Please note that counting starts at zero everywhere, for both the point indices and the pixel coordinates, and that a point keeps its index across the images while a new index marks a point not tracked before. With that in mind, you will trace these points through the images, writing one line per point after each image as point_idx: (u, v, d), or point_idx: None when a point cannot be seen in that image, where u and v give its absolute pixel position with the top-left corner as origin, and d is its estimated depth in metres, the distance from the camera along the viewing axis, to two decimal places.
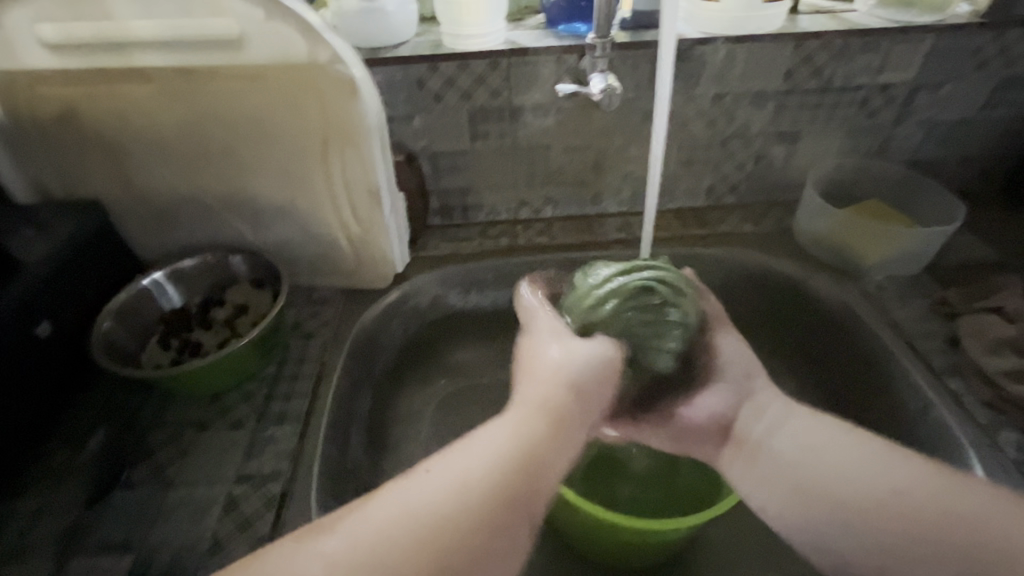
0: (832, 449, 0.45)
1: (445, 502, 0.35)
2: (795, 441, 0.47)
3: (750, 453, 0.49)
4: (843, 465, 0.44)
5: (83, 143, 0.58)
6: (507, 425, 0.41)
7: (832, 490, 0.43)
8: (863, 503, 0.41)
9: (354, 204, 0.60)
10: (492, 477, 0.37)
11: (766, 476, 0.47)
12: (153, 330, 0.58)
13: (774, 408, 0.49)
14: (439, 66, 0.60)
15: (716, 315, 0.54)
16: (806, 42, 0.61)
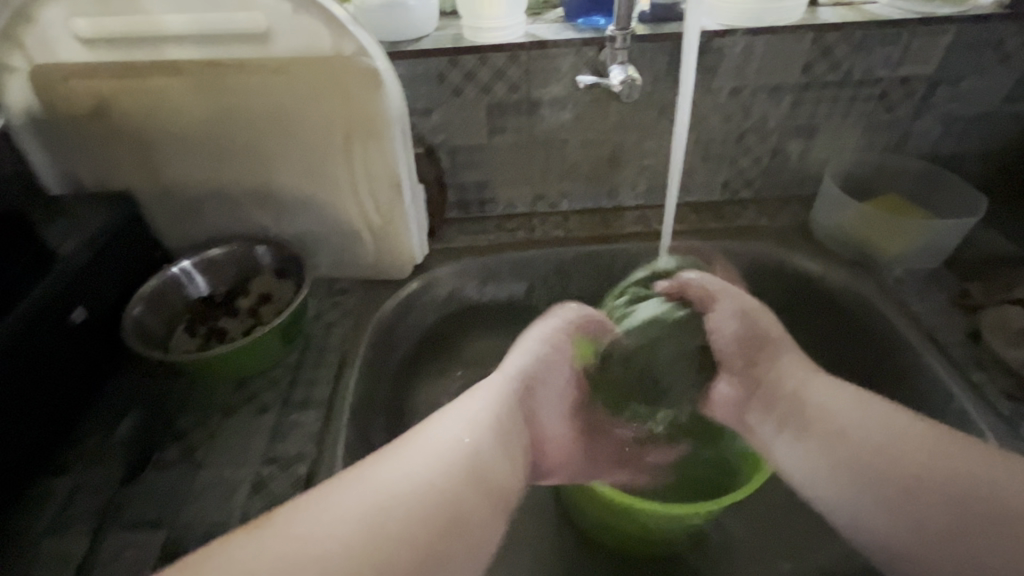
0: (851, 421, 0.49)
1: (434, 476, 0.43)
2: (815, 415, 0.51)
3: (775, 429, 0.54)
4: (863, 436, 0.48)
5: (114, 136, 0.59)
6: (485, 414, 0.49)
7: (856, 463, 0.47)
8: (876, 466, 0.46)
9: (376, 195, 0.61)
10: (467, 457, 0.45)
11: (794, 452, 0.52)
12: (181, 318, 0.59)
13: (790, 384, 0.54)
14: (458, 60, 0.61)
15: (704, 297, 0.56)
16: (825, 35, 0.61)
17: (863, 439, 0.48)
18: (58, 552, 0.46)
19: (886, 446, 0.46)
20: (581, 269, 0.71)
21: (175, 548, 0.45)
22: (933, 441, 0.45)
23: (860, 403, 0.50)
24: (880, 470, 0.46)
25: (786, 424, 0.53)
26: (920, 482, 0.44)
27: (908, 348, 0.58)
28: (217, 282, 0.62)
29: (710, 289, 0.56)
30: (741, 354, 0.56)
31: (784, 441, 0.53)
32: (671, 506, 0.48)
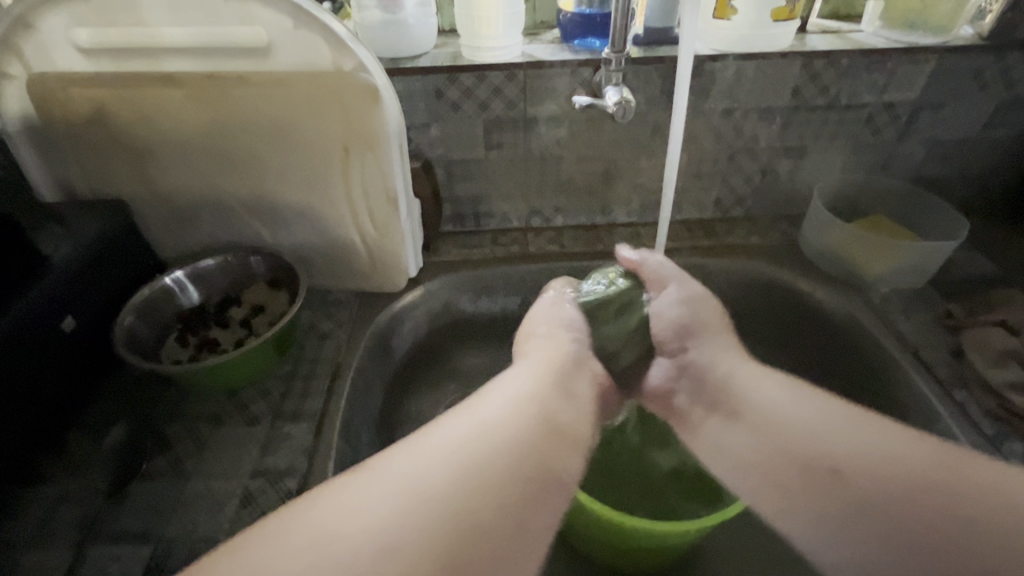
0: (795, 409, 0.48)
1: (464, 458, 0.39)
2: (764, 398, 0.50)
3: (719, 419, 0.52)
4: (808, 424, 0.47)
5: (110, 144, 0.59)
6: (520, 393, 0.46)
7: (798, 454, 0.45)
8: (804, 468, 0.45)
9: (372, 209, 0.62)
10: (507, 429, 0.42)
11: (734, 446, 0.50)
12: (172, 327, 0.59)
13: (734, 369, 0.54)
14: (457, 76, 0.62)
15: (668, 282, 0.57)
16: (813, 61, 0.63)
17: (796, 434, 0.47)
18: (39, 566, 0.45)
19: (818, 445, 0.45)
20: None
21: (159, 562, 0.45)
22: (866, 442, 0.44)
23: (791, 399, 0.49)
24: (810, 470, 0.44)
25: (720, 412, 0.52)
26: (851, 486, 0.42)
27: (893, 366, 0.59)
28: (210, 292, 0.62)
29: (668, 272, 0.58)
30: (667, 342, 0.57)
31: (717, 429, 0.52)
32: (653, 524, 0.48)
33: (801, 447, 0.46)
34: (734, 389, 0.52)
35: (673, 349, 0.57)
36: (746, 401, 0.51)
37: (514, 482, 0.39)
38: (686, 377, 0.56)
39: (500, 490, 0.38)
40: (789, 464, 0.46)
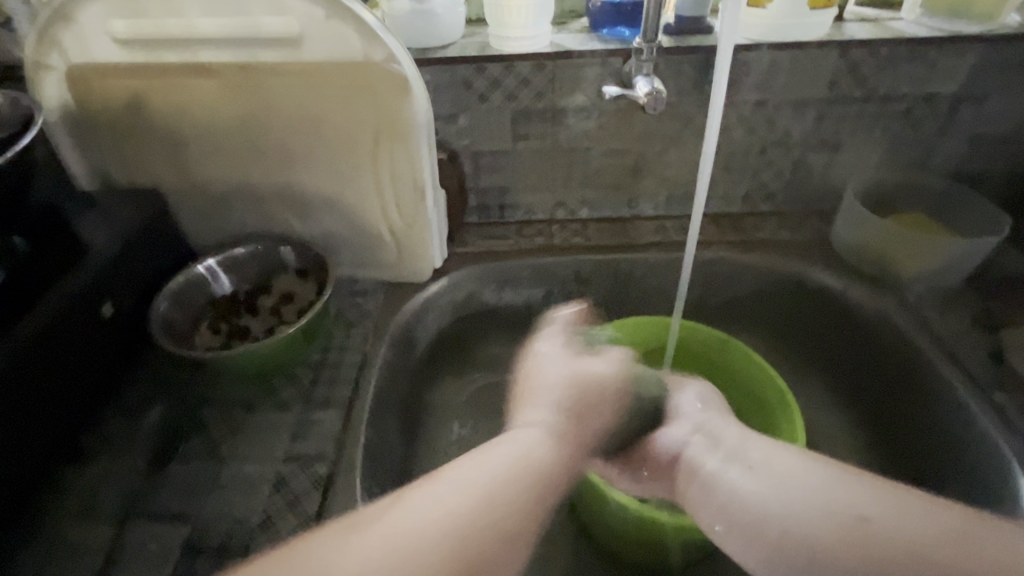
0: (800, 465, 0.41)
1: (464, 524, 0.37)
2: (768, 454, 0.43)
3: (707, 481, 0.44)
4: (820, 481, 0.40)
5: (145, 135, 0.60)
6: (517, 448, 0.42)
7: (807, 513, 0.38)
8: (835, 542, 0.36)
9: (399, 200, 0.62)
10: (510, 481, 0.40)
11: (727, 505, 0.42)
12: (205, 314, 0.60)
13: (732, 433, 0.47)
14: (485, 67, 0.62)
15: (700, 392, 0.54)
16: (851, 51, 0.61)
17: (829, 503, 0.38)
18: (83, 542, 0.47)
19: (840, 498, 0.38)
20: (598, 277, 0.72)
21: (198, 543, 0.46)
22: (912, 518, 0.36)
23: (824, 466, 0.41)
24: (842, 546, 0.36)
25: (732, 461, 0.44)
26: (886, 561, 0.35)
27: (927, 370, 0.58)
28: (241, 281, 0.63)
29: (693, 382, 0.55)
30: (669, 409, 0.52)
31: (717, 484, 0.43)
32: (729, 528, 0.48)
33: (826, 511, 0.38)
34: (744, 448, 0.45)
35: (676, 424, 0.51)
36: (750, 457, 0.44)
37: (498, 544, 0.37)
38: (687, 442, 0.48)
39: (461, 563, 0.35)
40: (811, 530, 0.37)
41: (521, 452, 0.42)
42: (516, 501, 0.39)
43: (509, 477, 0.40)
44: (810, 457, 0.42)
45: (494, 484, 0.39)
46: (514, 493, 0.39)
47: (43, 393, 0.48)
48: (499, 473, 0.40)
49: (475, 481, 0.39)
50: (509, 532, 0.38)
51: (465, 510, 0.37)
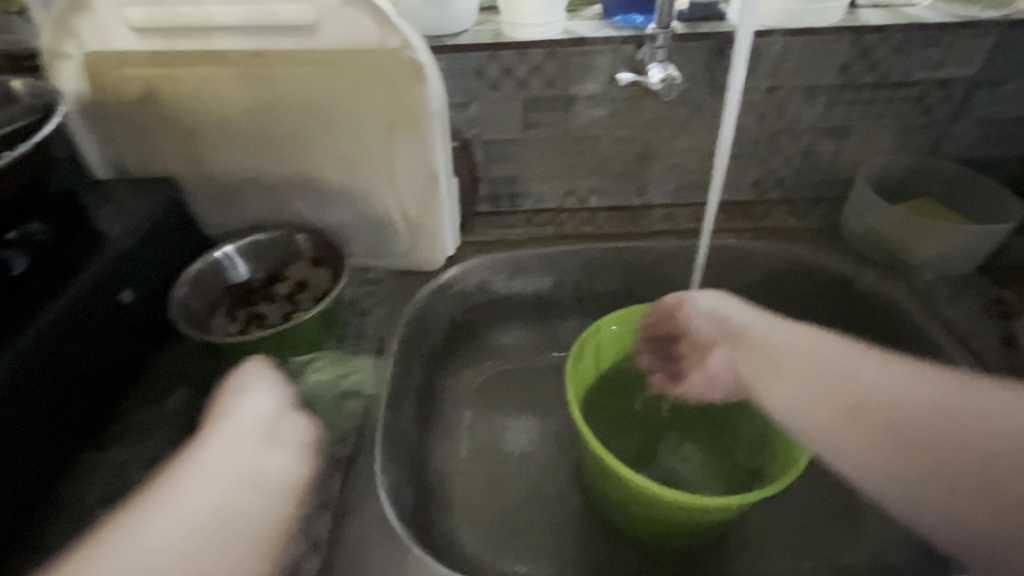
0: (829, 358, 0.52)
1: (197, 546, 0.38)
2: (799, 349, 0.53)
3: (760, 385, 0.55)
4: (845, 375, 0.51)
5: (160, 123, 0.61)
6: (207, 489, 0.41)
7: (852, 402, 0.50)
8: (853, 430, 0.50)
9: (412, 188, 0.63)
10: (230, 490, 0.42)
11: (796, 410, 0.52)
12: (221, 301, 0.61)
13: (776, 342, 0.54)
14: (497, 54, 0.62)
15: (717, 315, 0.57)
16: (864, 37, 0.61)
17: (818, 371, 0.52)
18: None
19: (860, 385, 0.51)
20: (607, 266, 0.72)
21: None
22: (915, 388, 0.49)
23: (818, 337, 0.53)
24: (857, 433, 0.50)
25: (766, 374, 0.54)
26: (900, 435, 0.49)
27: (938, 353, 0.59)
28: (256, 269, 0.64)
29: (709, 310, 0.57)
30: (727, 325, 0.57)
31: (776, 398, 0.53)
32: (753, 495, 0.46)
33: (852, 405, 0.50)
34: (781, 351, 0.54)
35: (709, 336, 0.59)
36: (797, 359, 0.53)
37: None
38: (742, 352, 0.56)
39: None
40: (851, 425, 0.50)
41: (220, 488, 0.42)
42: (240, 511, 0.41)
43: (230, 486, 0.42)
44: (825, 341, 0.53)
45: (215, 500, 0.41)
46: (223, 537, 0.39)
47: (67, 378, 0.48)
48: (193, 490, 0.41)
49: (188, 505, 0.40)
50: (260, 512, 0.42)
51: (199, 533, 0.39)
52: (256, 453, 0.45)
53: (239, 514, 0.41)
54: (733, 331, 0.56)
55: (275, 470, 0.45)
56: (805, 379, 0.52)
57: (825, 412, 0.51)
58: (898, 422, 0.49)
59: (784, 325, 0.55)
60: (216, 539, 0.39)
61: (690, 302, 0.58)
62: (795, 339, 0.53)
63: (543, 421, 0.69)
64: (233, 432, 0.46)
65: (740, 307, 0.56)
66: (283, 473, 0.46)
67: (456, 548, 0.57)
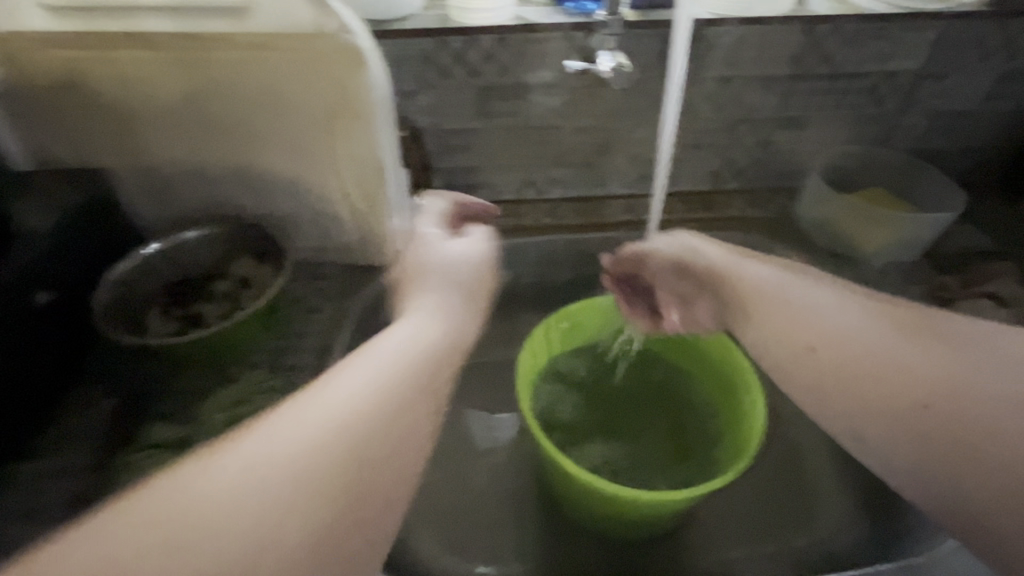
0: (819, 307, 0.53)
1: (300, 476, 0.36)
2: (796, 298, 0.54)
3: (745, 322, 0.56)
4: (838, 325, 0.51)
5: (84, 111, 0.57)
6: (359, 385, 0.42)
7: (846, 359, 0.50)
8: (877, 395, 0.49)
9: (360, 179, 0.60)
10: (326, 437, 0.38)
11: (772, 348, 0.54)
12: (154, 302, 0.59)
13: (749, 281, 0.57)
14: (446, 40, 0.60)
15: (677, 257, 0.60)
16: (815, 27, 0.61)
17: (816, 322, 0.52)
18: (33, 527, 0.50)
19: (860, 341, 0.50)
20: (567, 259, 0.72)
21: None
22: (932, 353, 0.48)
23: (783, 280, 0.56)
24: (879, 399, 0.48)
25: (736, 316, 0.57)
26: (929, 409, 0.46)
27: None
28: (192, 265, 0.61)
29: (673, 256, 0.61)
30: (694, 270, 0.60)
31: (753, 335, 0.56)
32: (687, 492, 0.46)
33: (850, 361, 0.50)
34: (757, 296, 0.56)
35: (669, 283, 0.61)
36: (768, 301, 0.55)
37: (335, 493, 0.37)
38: (710, 291, 0.59)
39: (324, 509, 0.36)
40: (870, 384, 0.49)
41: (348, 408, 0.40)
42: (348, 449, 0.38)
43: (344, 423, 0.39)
44: (791, 276, 0.56)
45: (301, 463, 0.37)
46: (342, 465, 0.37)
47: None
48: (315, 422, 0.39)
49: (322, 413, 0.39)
50: (351, 478, 0.37)
51: (291, 469, 0.36)
52: (365, 401, 0.41)
53: (337, 474, 0.37)
54: (695, 274, 0.59)
55: (365, 434, 0.39)
56: (783, 326, 0.53)
57: (797, 347, 0.53)
58: (849, 368, 0.50)
59: (752, 269, 0.58)
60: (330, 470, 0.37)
61: (656, 247, 0.62)
62: (767, 285, 0.56)
63: (504, 413, 0.67)
64: (385, 345, 0.47)
65: (712, 251, 0.59)
66: (379, 452, 0.40)
67: (412, 551, 0.56)
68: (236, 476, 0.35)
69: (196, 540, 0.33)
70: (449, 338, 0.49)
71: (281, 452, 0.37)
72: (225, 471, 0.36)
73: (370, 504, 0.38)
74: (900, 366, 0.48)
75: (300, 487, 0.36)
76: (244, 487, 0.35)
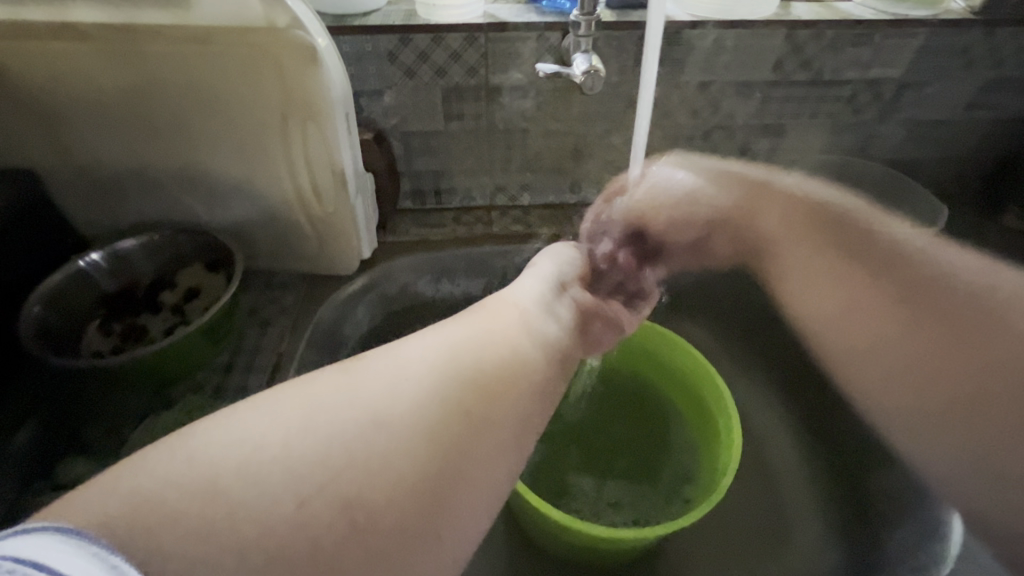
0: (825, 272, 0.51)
1: (383, 441, 0.30)
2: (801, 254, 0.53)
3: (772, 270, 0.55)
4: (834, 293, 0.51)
5: (15, 106, 0.52)
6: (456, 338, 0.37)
7: (826, 317, 0.52)
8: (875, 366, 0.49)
9: (318, 185, 0.56)
10: (448, 366, 0.35)
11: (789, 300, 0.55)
12: (93, 313, 0.55)
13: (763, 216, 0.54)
14: (410, 38, 0.56)
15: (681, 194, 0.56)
16: (796, 32, 0.59)
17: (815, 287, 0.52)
18: None
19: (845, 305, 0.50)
20: None
21: None
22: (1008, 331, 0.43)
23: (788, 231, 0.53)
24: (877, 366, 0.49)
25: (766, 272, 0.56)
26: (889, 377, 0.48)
27: None
28: (136, 275, 0.56)
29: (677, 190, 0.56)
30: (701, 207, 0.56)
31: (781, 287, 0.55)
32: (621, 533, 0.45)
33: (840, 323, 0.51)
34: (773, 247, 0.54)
35: (682, 228, 0.58)
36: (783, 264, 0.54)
37: (415, 470, 0.30)
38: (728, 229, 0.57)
39: (410, 489, 0.30)
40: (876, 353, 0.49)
41: (444, 360, 0.35)
42: (427, 423, 0.32)
43: (442, 383, 0.34)
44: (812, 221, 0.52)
45: (374, 427, 0.31)
46: (425, 436, 0.31)
47: None
48: (394, 388, 0.33)
49: (415, 374, 0.34)
50: (435, 448, 0.31)
51: (399, 392, 0.32)
52: (490, 340, 0.38)
53: (455, 407, 0.33)
54: (697, 208, 0.56)
55: (456, 399, 0.33)
56: (796, 288, 0.53)
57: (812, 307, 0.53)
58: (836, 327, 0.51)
59: (770, 199, 0.54)
60: (402, 444, 0.30)
61: (651, 184, 0.57)
62: (779, 229, 0.53)
63: None
64: (471, 316, 0.40)
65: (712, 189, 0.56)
66: (504, 395, 0.35)
67: None
68: (336, 387, 0.33)
69: (305, 432, 0.30)
70: (550, 314, 0.44)
71: (399, 375, 0.34)
72: (336, 384, 0.33)
73: (448, 489, 0.31)
74: (876, 329, 0.48)
75: (391, 441, 0.30)
76: (350, 404, 0.32)
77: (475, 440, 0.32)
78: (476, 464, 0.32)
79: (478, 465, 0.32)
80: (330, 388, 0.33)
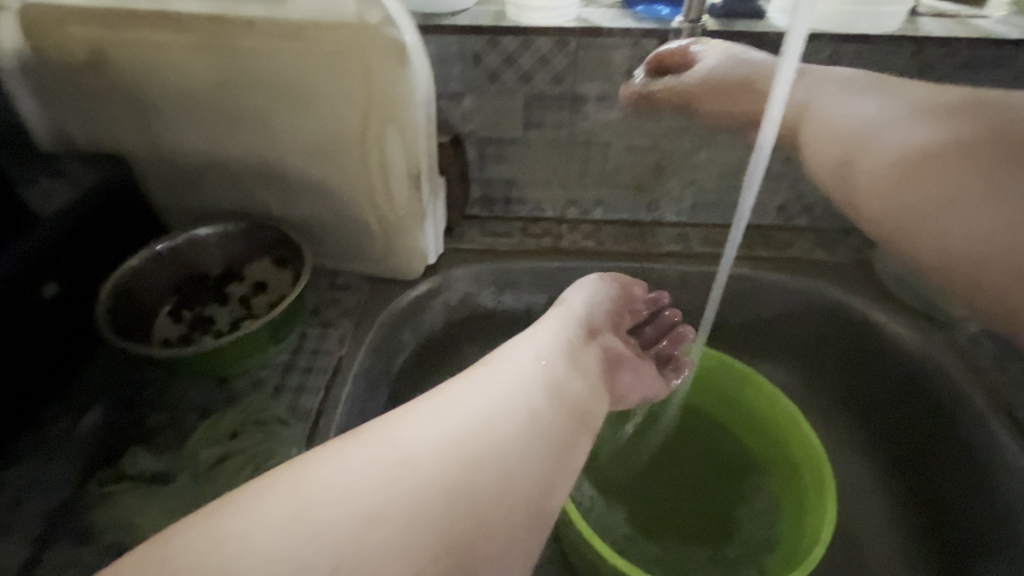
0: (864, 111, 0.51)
1: (383, 527, 0.30)
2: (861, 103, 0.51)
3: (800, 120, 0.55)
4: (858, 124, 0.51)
5: (111, 94, 0.54)
6: (466, 410, 0.37)
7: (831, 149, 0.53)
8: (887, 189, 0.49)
9: (392, 187, 0.55)
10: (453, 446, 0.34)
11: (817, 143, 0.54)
12: (165, 300, 0.55)
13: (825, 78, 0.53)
14: (499, 40, 0.54)
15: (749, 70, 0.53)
16: (923, 49, 0.53)
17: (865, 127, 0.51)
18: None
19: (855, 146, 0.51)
20: None
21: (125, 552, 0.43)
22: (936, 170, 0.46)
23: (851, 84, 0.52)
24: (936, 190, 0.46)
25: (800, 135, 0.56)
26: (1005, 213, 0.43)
27: (970, 412, 0.51)
28: (208, 264, 0.57)
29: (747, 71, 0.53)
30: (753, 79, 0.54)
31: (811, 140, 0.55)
32: None
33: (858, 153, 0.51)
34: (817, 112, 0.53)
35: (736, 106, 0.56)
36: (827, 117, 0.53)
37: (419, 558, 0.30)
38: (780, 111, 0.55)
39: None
40: (892, 187, 0.49)
41: (451, 438, 0.35)
42: (429, 505, 0.32)
43: (443, 464, 0.34)
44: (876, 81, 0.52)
45: (372, 515, 0.31)
46: (428, 523, 0.31)
47: None
48: (396, 469, 0.33)
49: (417, 448, 0.34)
50: (441, 529, 0.31)
51: (399, 478, 0.32)
52: (501, 412, 0.37)
53: (458, 487, 0.33)
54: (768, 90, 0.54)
55: (462, 478, 0.33)
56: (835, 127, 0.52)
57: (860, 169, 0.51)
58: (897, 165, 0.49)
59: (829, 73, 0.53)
60: (404, 531, 0.31)
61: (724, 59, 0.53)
62: (834, 92, 0.52)
63: None
64: (489, 375, 0.40)
65: (842, 109, 0.51)
66: (513, 468, 0.35)
67: None
68: (339, 468, 0.33)
69: (305, 522, 0.30)
70: (576, 364, 0.43)
71: (403, 455, 0.34)
72: (339, 464, 0.33)
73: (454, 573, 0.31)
74: (912, 178, 0.48)
75: (392, 530, 0.30)
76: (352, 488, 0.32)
77: (484, 525, 0.32)
78: (485, 550, 0.32)
79: (487, 550, 0.32)
80: (335, 468, 0.33)
